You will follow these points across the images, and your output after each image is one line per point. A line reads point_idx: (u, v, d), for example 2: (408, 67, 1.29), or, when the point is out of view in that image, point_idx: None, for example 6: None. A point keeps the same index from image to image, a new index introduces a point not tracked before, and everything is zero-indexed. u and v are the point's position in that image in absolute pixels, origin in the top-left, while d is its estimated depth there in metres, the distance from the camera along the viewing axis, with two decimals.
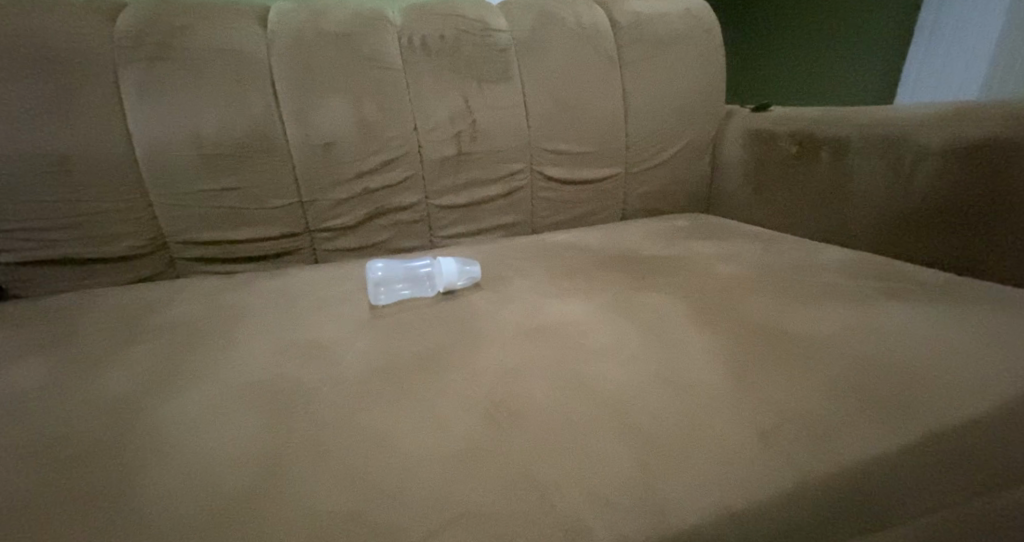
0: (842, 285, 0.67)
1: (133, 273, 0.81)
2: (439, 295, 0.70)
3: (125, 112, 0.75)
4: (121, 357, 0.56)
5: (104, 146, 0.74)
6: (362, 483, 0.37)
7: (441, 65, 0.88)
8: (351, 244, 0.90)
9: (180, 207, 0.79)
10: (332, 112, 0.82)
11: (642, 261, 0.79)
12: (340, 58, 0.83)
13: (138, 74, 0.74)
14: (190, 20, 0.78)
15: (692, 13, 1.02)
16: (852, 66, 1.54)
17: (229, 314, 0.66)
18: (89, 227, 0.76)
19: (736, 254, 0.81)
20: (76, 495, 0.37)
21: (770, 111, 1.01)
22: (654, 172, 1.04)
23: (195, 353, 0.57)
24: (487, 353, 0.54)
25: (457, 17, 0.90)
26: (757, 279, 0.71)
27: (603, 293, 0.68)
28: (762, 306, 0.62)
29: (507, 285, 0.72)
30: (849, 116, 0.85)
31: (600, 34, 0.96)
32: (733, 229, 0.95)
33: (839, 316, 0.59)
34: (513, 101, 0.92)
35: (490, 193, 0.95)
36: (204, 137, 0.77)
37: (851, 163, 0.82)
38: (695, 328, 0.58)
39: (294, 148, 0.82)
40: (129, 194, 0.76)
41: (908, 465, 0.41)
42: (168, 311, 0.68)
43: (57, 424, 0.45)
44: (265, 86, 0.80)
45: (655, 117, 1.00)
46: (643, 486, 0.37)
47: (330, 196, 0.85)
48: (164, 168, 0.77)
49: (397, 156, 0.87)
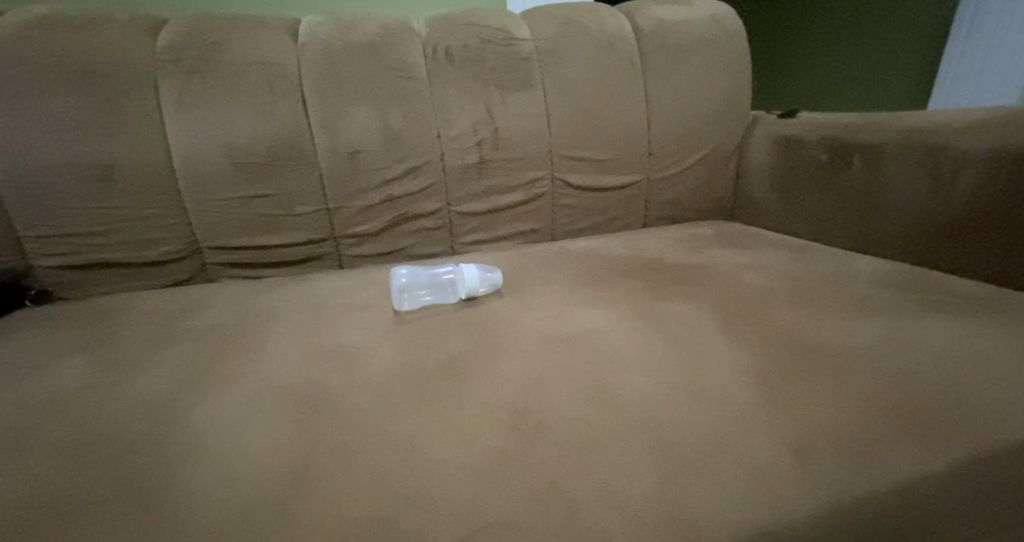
0: (874, 297, 0.65)
1: (168, 277, 0.84)
2: (461, 302, 0.71)
3: (163, 123, 0.78)
4: (157, 359, 0.59)
5: (143, 156, 0.77)
6: (390, 489, 0.38)
7: (464, 74, 0.89)
8: (375, 250, 0.92)
9: (212, 214, 0.81)
10: (358, 121, 0.84)
11: (666, 269, 0.79)
12: (367, 68, 0.85)
13: (177, 87, 0.78)
14: (225, 34, 0.81)
15: (718, 18, 1.01)
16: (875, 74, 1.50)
17: (259, 318, 0.68)
18: (128, 233, 0.79)
19: (762, 263, 0.80)
20: (118, 493, 0.39)
21: (798, 118, 0.99)
22: (678, 179, 1.03)
23: (226, 356, 0.58)
24: (510, 362, 0.54)
25: (481, 27, 0.92)
26: (785, 289, 0.69)
27: (626, 301, 0.68)
28: (788, 317, 0.61)
29: (530, 293, 0.72)
30: (882, 122, 0.83)
31: (624, 42, 0.96)
32: (759, 237, 0.94)
33: (871, 330, 0.57)
34: (536, 109, 0.92)
35: (512, 200, 0.95)
36: (237, 146, 0.80)
37: (885, 170, 0.80)
38: (719, 339, 0.57)
39: (322, 156, 0.84)
40: (165, 201, 0.79)
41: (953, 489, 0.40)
42: (201, 315, 0.70)
43: (98, 423, 0.47)
44: (295, 96, 0.82)
45: (679, 124, 1.00)
46: (668, 502, 0.36)
47: (356, 203, 0.87)
48: (199, 176, 0.79)
49: (421, 164, 0.88)
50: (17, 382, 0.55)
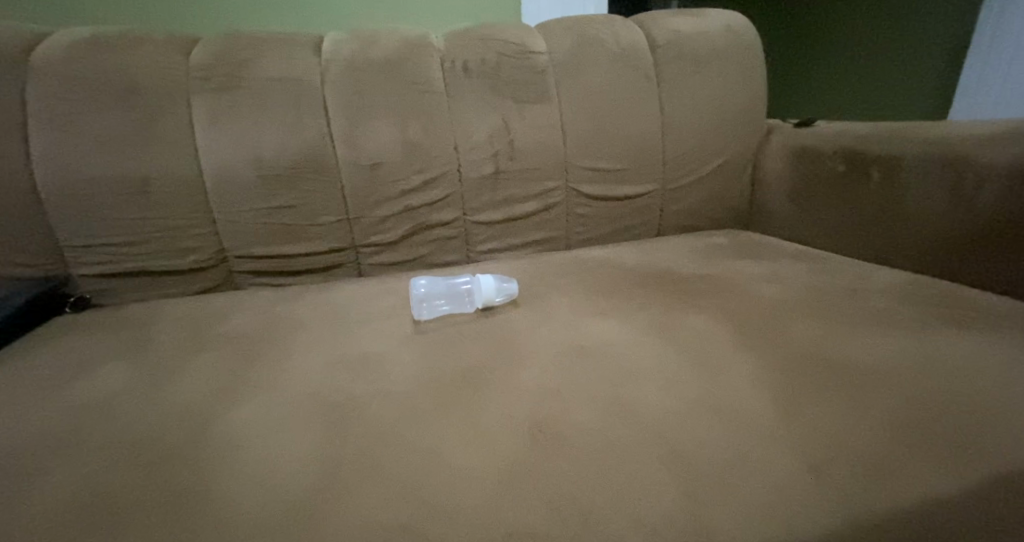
0: (890, 310, 0.65)
1: (197, 284, 0.87)
2: (478, 312, 0.73)
3: (195, 138, 0.81)
4: (190, 366, 0.62)
5: (175, 169, 0.80)
6: (416, 496, 0.40)
7: (482, 87, 0.91)
8: (393, 259, 0.94)
9: (240, 224, 0.85)
10: (378, 134, 0.87)
11: (680, 280, 0.79)
12: (387, 83, 0.87)
13: (208, 103, 0.81)
14: (253, 52, 0.85)
15: (734, 28, 1.02)
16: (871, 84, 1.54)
17: (285, 326, 0.71)
18: (161, 242, 0.82)
19: (778, 274, 0.80)
20: (160, 497, 0.41)
21: (814, 127, 0.99)
22: (693, 188, 1.04)
23: (254, 364, 0.61)
24: (526, 373, 0.55)
25: (497, 41, 0.94)
26: (799, 301, 0.70)
27: (640, 312, 0.69)
28: (804, 330, 0.62)
29: (545, 303, 0.74)
30: (901, 132, 0.83)
31: (638, 53, 0.98)
32: (776, 248, 0.94)
33: (887, 344, 0.57)
34: (551, 121, 0.94)
35: (528, 210, 0.97)
36: (263, 159, 0.83)
37: (903, 182, 0.80)
38: (732, 351, 0.58)
39: (343, 169, 0.86)
40: (195, 211, 0.83)
41: (973, 506, 0.40)
42: (230, 323, 0.73)
43: (138, 427, 0.50)
44: (319, 111, 0.85)
45: (694, 134, 1.00)
46: (685, 514, 0.37)
47: (375, 214, 0.90)
48: (227, 188, 0.83)
49: (438, 175, 0.91)
50: (61, 386, 0.59)
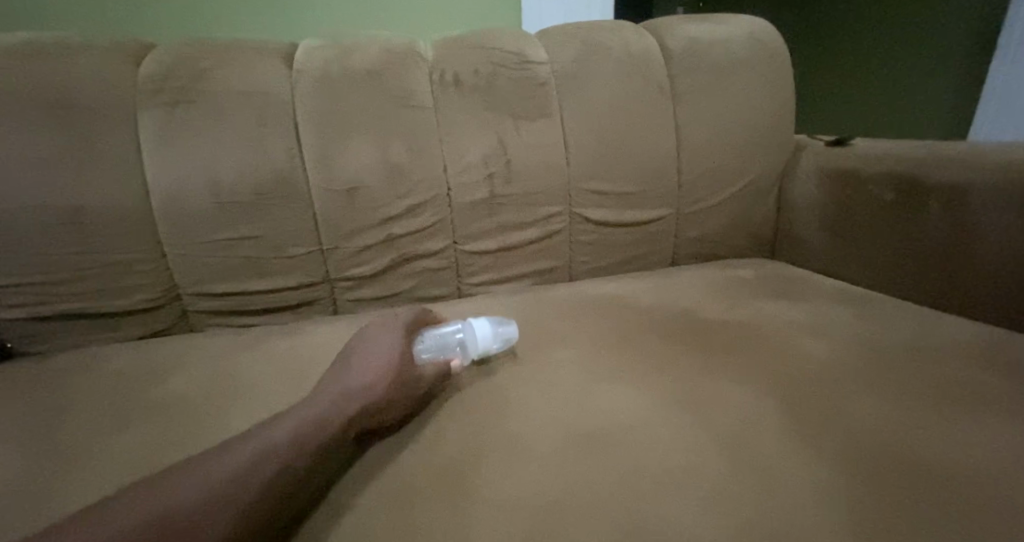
0: (965, 381, 0.54)
1: (144, 326, 0.76)
2: (467, 368, 0.62)
3: (143, 159, 0.71)
4: (107, 446, 0.50)
5: (116, 197, 0.69)
6: None
7: (475, 101, 0.81)
8: (373, 294, 0.83)
9: (195, 258, 0.74)
10: (357, 155, 0.76)
11: (703, 328, 0.68)
12: (367, 97, 0.77)
13: (157, 120, 0.70)
14: (212, 61, 0.74)
15: (757, 36, 0.91)
16: (893, 67, 1.53)
17: (235, 388, 0.60)
18: (100, 279, 0.71)
19: (817, 322, 0.68)
20: None
21: (850, 146, 0.88)
22: (712, 213, 0.92)
23: (186, 445, 0.50)
24: (525, 471, 0.44)
25: (493, 50, 0.83)
26: (851, 363, 0.58)
27: (659, 376, 0.58)
28: (862, 409, 0.50)
29: (546, 358, 0.62)
30: (959, 157, 0.71)
31: (651, 64, 0.87)
32: (810, 283, 0.83)
33: (974, 436, 0.46)
34: (553, 138, 0.83)
35: (527, 238, 0.86)
36: (221, 184, 0.72)
37: (970, 215, 0.68)
38: (779, 440, 0.47)
39: (317, 195, 0.75)
40: (140, 243, 0.72)
41: None
42: (171, 383, 0.62)
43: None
44: (287, 128, 0.74)
45: (713, 154, 0.89)
46: None
47: (353, 243, 0.78)
48: (179, 218, 0.72)
49: (425, 201, 0.80)
50: None
